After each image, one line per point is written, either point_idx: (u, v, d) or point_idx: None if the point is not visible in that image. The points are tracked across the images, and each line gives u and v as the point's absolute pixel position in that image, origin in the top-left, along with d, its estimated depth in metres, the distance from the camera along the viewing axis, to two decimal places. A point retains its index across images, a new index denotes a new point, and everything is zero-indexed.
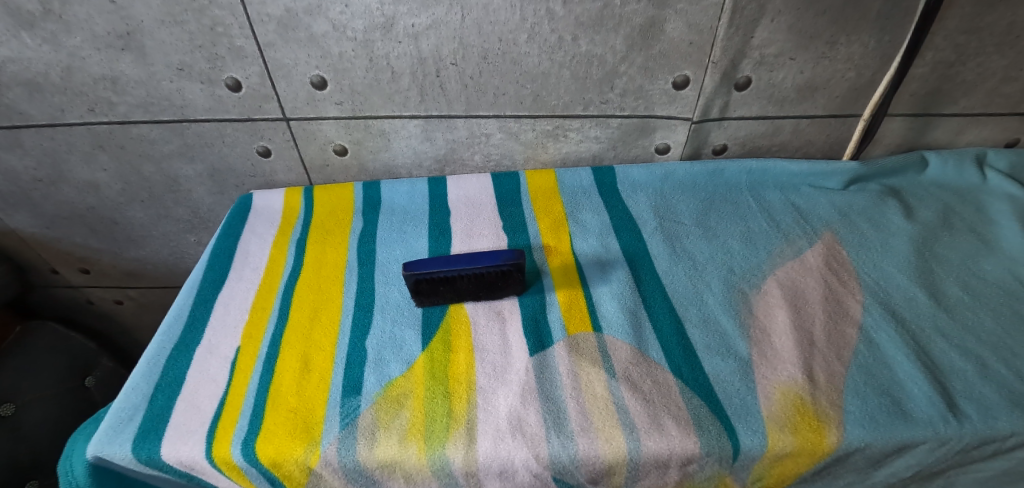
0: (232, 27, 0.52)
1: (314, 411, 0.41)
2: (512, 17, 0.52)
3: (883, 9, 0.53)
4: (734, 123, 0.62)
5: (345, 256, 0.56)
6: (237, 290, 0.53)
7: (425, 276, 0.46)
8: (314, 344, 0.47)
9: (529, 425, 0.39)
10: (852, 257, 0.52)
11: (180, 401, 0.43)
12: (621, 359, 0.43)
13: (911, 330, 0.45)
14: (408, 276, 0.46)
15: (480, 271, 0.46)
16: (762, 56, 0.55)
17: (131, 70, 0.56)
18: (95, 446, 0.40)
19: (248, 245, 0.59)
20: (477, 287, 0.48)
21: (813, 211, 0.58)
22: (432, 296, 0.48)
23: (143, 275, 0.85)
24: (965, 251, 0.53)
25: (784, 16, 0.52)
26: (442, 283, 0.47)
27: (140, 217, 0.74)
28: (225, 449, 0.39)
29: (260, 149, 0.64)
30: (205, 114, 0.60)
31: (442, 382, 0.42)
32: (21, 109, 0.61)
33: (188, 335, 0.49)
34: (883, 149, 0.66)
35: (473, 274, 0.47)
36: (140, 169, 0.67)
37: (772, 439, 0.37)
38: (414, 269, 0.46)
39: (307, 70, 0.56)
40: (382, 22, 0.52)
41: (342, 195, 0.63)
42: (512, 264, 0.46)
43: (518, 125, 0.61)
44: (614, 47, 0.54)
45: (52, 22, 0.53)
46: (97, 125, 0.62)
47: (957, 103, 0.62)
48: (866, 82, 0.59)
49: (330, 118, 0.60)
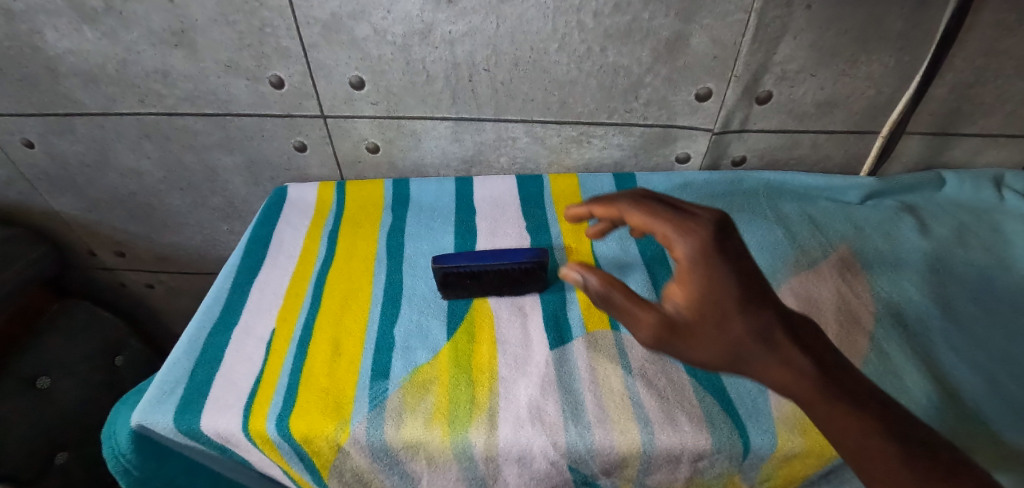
0: (279, 29, 0.55)
1: (345, 392, 0.43)
2: (544, 27, 0.54)
3: (905, 30, 0.54)
4: (753, 136, 0.64)
5: (374, 249, 0.59)
6: (272, 276, 0.56)
7: (451, 271, 0.50)
8: (344, 330, 0.49)
9: (548, 414, 0.41)
10: (866, 270, 0.54)
11: (219, 377, 0.45)
12: (638, 357, 0.45)
13: (922, 343, 0.47)
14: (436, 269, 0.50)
15: (505, 267, 0.49)
16: (784, 72, 0.57)
17: (182, 65, 0.60)
18: (140, 414, 0.43)
19: (282, 234, 0.62)
20: (501, 283, 0.51)
21: (829, 224, 0.59)
22: (454, 293, 0.51)
23: (174, 260, 0.88)
24: (979, 269, 0.54)
25: (806, 33, 0.54)
26: (468, 277, 0.50)
27: (177, 204, 0.78)
28: (261, 423, 0.41)
29: (297, 144, 0.67)
30: (247, 109, 0.64)
31: (465, 371, 0.44)
32: (76, 98, 0.65)
33: (226, 315, 0.51)
34: (900, 167, 0.67)
35: (500, 270, 0.49)
36: (182, 158, 0.71)
37: (782, 439, 0.39)
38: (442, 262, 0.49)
39: (346, 71, 0.59)
40: (420, 28, 0.54)
41: (372, 190, 0.66)
42: (536, 262, 0.49)
43: (544, 130, 0.64)
44: (640, 59, 0.56)
45: (113, 18, 0.56)
46: (145, 116, 0.66)
47: (975, 124, 0.63)
48: (885, 100, 0.60)
49: (365, 117, 0.63)
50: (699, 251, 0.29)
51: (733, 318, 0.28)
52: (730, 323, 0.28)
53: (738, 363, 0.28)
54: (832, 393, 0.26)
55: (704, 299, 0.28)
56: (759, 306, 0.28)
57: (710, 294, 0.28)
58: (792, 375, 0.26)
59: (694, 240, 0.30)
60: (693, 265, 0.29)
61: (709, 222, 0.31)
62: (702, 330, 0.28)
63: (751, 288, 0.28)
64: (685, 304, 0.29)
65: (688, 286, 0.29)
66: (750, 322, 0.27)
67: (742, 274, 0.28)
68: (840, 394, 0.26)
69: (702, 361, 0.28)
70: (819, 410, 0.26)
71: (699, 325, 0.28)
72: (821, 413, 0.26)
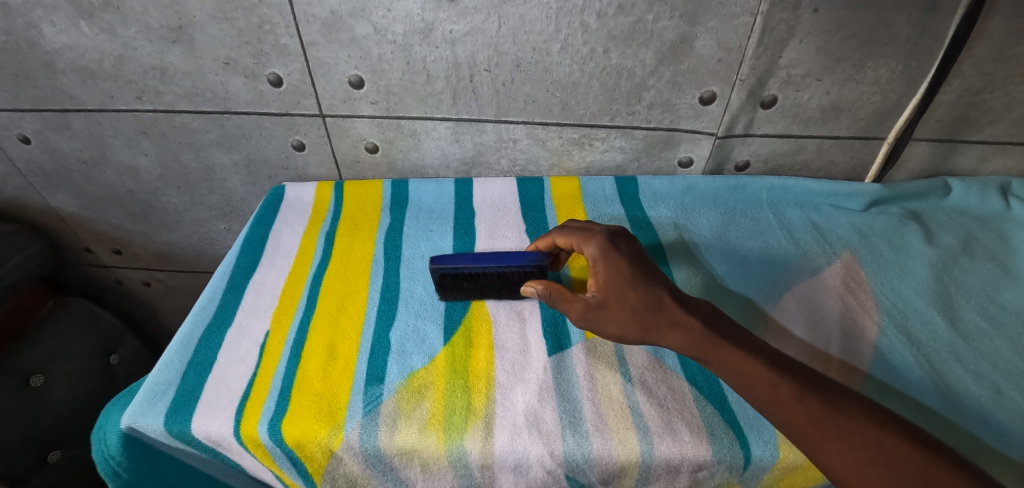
0: (279, 26, 0.55)
1: (338, 396, 0.42)
2: (546, 28, 0.53)
3: (912, 35, 0.53)
4: (757, 140, 0.63)
5: (372, 250, 0.58)
6: (268, 277, 0.55)
7: (448, 272, 0.48)
8: (340, 333, 0.48)
9: (545, 422, 0.40)
10: (871, 278, 0.53)
11: (211, 379, 0.44)
12: (638, 365, 0.44)
13: (927, 353, 0.46)
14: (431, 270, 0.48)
15: (505, 270, 0.47)
16: (789, 76, 0.56)
17: (180, 61, 0.59)
18: (130, 417, 0.42)
19: (279, 234, 0.61)
20: (500, 286, 0.49)
21: (832, 231, 0.58)
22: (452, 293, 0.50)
23: (171, 259, 0.88)
24: (985, 278, 0.53)
25: (812, 37, 0.53)
26: (466, 280, 0.49)
27: (175, 202, 0.77)
28: (253, 427, 0.41)
29: (296, 143, 0.66)
30: (246, 107, 0.63)
31: (462, 376, 0.44)
32: (73, 94, 0.64)
33: (220, 316, 0.51)
34: (905, 173, 0.66)
35: (498, 273, 0.48)
36: (180, 156, 0.70)
37: (783, 450, 0.38)
38: (439, 263, 0.48)
39: (346, 70, 0.58)
40: (421, 27, 0.54)
41: (371, 191, 0.65)
42: (536, 266, 0.47)
43: (546, 132, 0.63)
44: (644, 61, 0.56)
45: (110, 13, 0.56)
46: (142, 113, 0.65)
47: (982, 131, 0.62)
48: (891, 106, 0.59)
49: (364, 117, 0.62)
50: (597, 253, 0.43)
51: (627, 297, 0.40)
52: (626, 298, 0.40)
53: (645, 334, 0.39)
54: (727, 348, 0.36)
55: (604, 284, 0.41)
56: (652, 286, 0.40)
57: (609, 281, 0.41)
58: (683, 336, 0.38)
59: (594, 245, 0.44)
60: (593, 262, 0.43)
61: (602, 232, 0.45)
62: (610, 308, 0.40)
63: (637, 274, 0.41)
64: (594, 290, 0.42)
65: (594, 278, 0.42)
66: (641, 297, 0.40)
67: (629, 265, 0.41)
68: (733, 348, 0.36)
69: (616, 331, 0.40)
70: (726, 367, 0.36)
71: (606, 304, 0.40)
72: (724, 364, 0.36)
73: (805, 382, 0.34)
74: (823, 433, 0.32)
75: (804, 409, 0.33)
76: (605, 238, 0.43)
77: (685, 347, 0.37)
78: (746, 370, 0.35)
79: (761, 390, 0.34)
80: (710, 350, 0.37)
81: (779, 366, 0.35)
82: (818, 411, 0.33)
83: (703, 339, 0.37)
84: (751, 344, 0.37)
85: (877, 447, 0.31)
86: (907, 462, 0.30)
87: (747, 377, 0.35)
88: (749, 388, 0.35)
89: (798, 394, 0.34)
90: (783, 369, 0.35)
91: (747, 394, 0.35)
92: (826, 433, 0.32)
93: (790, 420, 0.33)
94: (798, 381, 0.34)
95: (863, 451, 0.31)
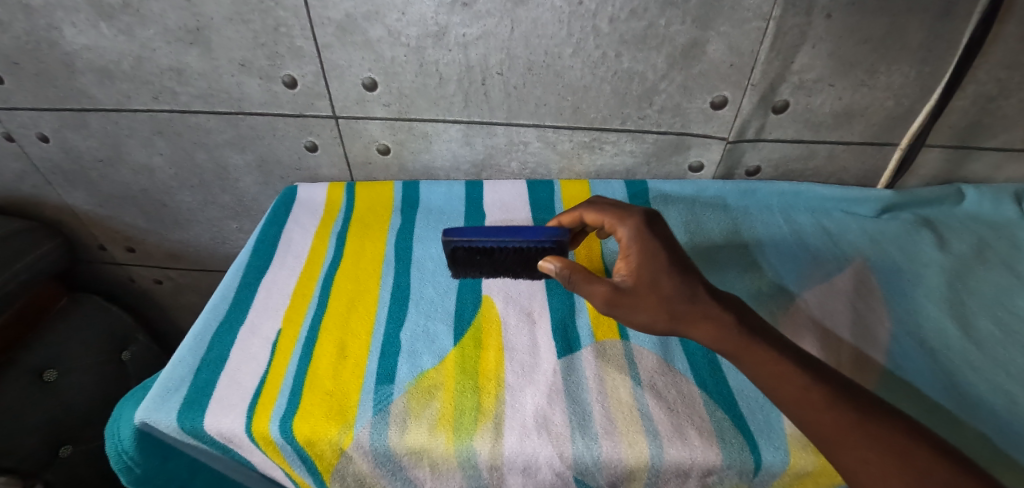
0: (294, 28, 0.56)
1: (349, 395, 0.43)
2: (558, 32, 0.54)
3: (926, 41, 0.53)
4: (768, 145, 0.63)
5: (383, 251, 0.58)
6: (279, 276, 0.56)
7: (466, 248, 0.48)
8: (350, 332, 0.49)
9: (555, 424, 0.40)
10: (883, 285, 0.52)
11: (223, 376, 0.45)
12: (647, 368, 0.44)
13: (940, 361, 0.45)
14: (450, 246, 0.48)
15: (521, 244, 0.46)
16: (801, 81, 0.56)
17: (196, 63, 0.60)
18: (143, 412, 0.42)
19: (291, 233, 0.61)
20: (515, 260, 0.48)
21: (844, 237, 0.58)
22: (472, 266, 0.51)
23: (183, 257, 0.89)
24: (999, 286, 0.53)
25: (825, 42, 0.53)
26: (480, 253, 0.48)
27: (188, 201, 0.78)
28: (264, 424, 0.41)
29: (308, 144, 0.67)
30: (260, 108, 0.64)
31: (471, 377, 0.44)
32: (91, 94, 0.65)
33: (232, 314, 0.51)
34: (918, 180, 0.66)
35: (514, 247, 0.47)
36: (194, 156, 0.71)
37: (794, 456, 0.38)
38: (454, 235, 0.47)
39: (359, 72, 0.59)
40: (434, 31, 0.54)
41: (382, 192, 0.66)
42: (555, 242, 0.46)
43: (557, 135, 0.63)
44: (655, 65, 0.56)
45: (129, 15, 0.57)
46: (158, 113, 0.66)
47: (996, 137, 0.61)
48: (904, 111, 0.59)
49: (376, 118, 0.63)
50: (632, 234, 0.43)
51: (661, 283, 0.39)
52: (659, 285, 0.39)
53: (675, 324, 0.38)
54: (757, 347, 0.36)
55: (637, 269, 0.40)
56: (688, 277, 0.39)
57: (642, 265, 0.40)
58: (714, 329, 0.37)
59: (629, 226, 0.44)
60: (627, 244, 0.42)
61: (638, 214, 0.45)
62: (641, 294, 0.39)
63: (674, 260, 0.40)
64: (626, 274, 0.41)
65: (626, 261, 0.42)
66: (676, 285, 0.39)
67: (666, 250, 0.41)
68: (764, 348, 0.36)
69: (644, 319, 0.39)
70: (754, 366, 0.36)
71: (637, 289, 0.39)
72: (754, 362, 0.36)
73: (835, 388, 0.34)
74: (847, 439, 0.32)
75: (830, 414, 0.33)
76: (642, 220, 0.43)
77: (715, 341, 0.37)
78: (774, 370, 0.35)
79: (786, 391, 0.34)
80: (738, 347, 0.36)
81: (809, 369, 0.35)
82: (845, 416, 0.32)
83: (732, 335, 0.37)
84: (784, 346, 0.36)
85: (905, 455, 0.30)
86: (936, 476, 0.29)
87: (776, 377, 0.35)
88: (775, 388, 0.35)
89: (825, 398, 0.33)
90: (814, 372, 0.35)
91: (774, 395, 0.35)
92: (851, 438, 0.32)
93: (814, 422, 0.33)
94: (827, 387, 0.34)
95: (890, 458, 0.30)
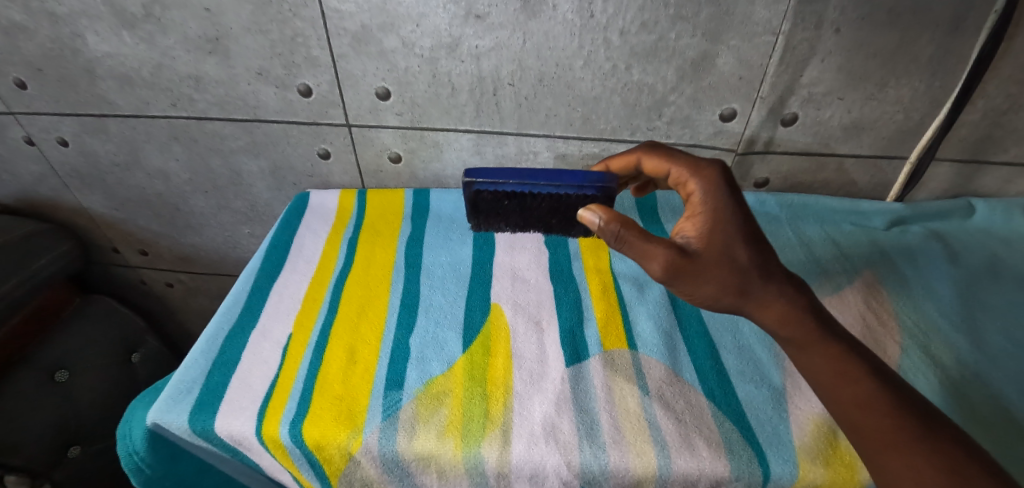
0: (311, 39, 0.57)
1: (358, 400, 0.43)
2: (570, 44, 0.54)
3: (936, 55, 0.53)
4: (777, 158, 0.63)
5: (393, 258, 0.59)
6: (291, 280, 0.57)
7: (497, 191, 0.50)
8: (360, 337, 0.49)
9: (563, 432, 0.40)
10: (892, 298, 0.52)
11: (234, 379, 0.46)
12: (655, 378, 0.44)
13: (951, 375, 0.45)
14: (478, 188, 0.49)
15: (561, 190, 0.49)
16: (810, 94, 0.57)
17: (214, 71, 0.62)
18: (155, 413, 0.43)
19: (303, 239, 0.62)
20: (550, 206, 0.51)
21: (853, 249, 0.58)
22: (500, 211, 0.53)
23: (194, 261, 0.90)
24: (1011, 301, 0.53)
25: (834, 56, 0.53)
26: (512, 197, 0.50)
27: (201, 206, 0.80)
28: (274, 428, 0.41)
29: (321, 152, 0.68)
30: (275, 116, 0.65)
31: (480, 384, 0.44)
32: (111, 100, 0.67)
33: (244, 318, 0.52)
34: (928, 193, 0.66)
35: (551, 194, 0.49)
36: (209, 161, 0.73)
37: (802, 469, 0.38)
38: (487, 178, 0.48)
39: (373, 82, 0.60)
40: (448, 42, 0.55)
41: (393, 200, 0.67)
42: (600, 189, 0.48)
43: (566, 145, 0.64)
44: (665, 77, 0.56)
45: (151, 24, 0.58)
46: (176, 119, 0.68)
47: (1007, 152, 0.61)
48: (914, 125, 0.59)
49: (389, 127, 0.64)
50: (707, 192, 0.40)
51: (736, 255, 0.37)
52: (733, 255, 0.37)
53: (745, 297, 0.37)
54: (828, 343, 0.36)
55: (710, 235, 0.38)
56: (764, 253, 0.37)
57: (717, 231, 0.38)
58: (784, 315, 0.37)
59: (705, 182, 0.40)
60: (700, 203, 0.40)
61: (717, 170, 0.41)
62: (715, 260, 0.37)
63: (751, 229, 0.38)
64: (694, 235, 0.38)
65: (696, 221, 0.39)
66: (753, 256, 0.37)
67: (744, 215, 0.38)
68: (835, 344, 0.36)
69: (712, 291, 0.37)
70: (822, 358, 0.36)
71: (707, 256, 0.37)
72: (822, 355, 0.36)
73: (900, 399, 0.33)
74: (898, 447, 0.31)
75: (890, 422, 0.32)
76: (722, 178, 0.40)
77: (781, 328, 0.37)
78: (837, 370, 0.35)
79: (847, 391, 0.34)
80: (802, 342, 0.36)
81: (878, 376, 0.35)
82: (904, 428, 0.32)
83: (799, 329, 0.36)
84: (858, 352, 0.36)
85: (957, 470, 0.30)
86: None
87: (841, 375, 0.35)
88: (836, 387, 0.35)
89: (889, 406, 0.33)
90: (882, 380, 0.34)
91: (830, 391, 0.35)
92: (905, 448, 0.31)
93: (868, 426, 0.33)
94: (891, 397, 0.33)
95: (945, 472, 0.30)
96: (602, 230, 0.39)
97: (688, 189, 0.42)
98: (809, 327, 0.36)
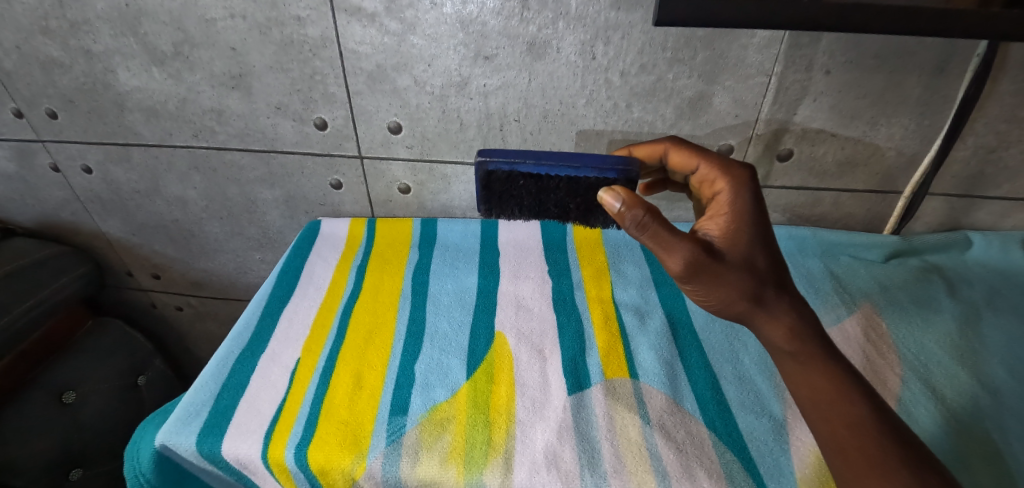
0: (328, 77, 0.60)
1: (363, 424, 0.44)
2: (573, 84, 0.57)
3: (923, 95, 0.55)
4: (774, 192, 0.65)
5: (400, 285, 0.60)
6: (300, 307, 0.58)
7: (512, 171, 0.46)
8: (366, 363, 0.50)
9: (564, 461, 0.40)
10: (891, 330, 0.53)
11: (243, 402, 0.46)
12: (656, 407, 0.45)
13: (950, 407, 0.45)
14: (490, 168, 0.47)
15: (579, 175, 0.46)
16: (804, 131, 0.59)
17: (236, 105, 0.65)
18: (164, 435, 0.44)
19: (313, 266, 0.64)
20: (565, 190, 0.47)
21: (852, 282, 0.59)
22: (513, 196, 0.48)
23: (206, 286, 0.92)
24: (1011, 334, 0.53)
25: (825, 96, 0.56)
26: (525, 178, 0.47)
27: (216, 232, 0.82)
28: (279, 451, 0.42)
29: (333, 182, 0.71)
30: (291, 147, 0.68)
31: (482, 411, 0.45)
32: (137, 130, 0.70)
33: (253, 343, 0.53)
34: (924, 226, 0.67)
35: (569, 178, 0.46)
36: (225, 190, 0.75)
37: None
38: (501, 159, 0.46)
39: (385, 117, 0.63)
40: (457, 81, 0.59)
41: (402, 229, 0.69)
42: (621, 172, 0.46)
43: None
44: (664, 115, 0.59)
45: (180, 61, 0.62)
46: (196, 149, 0.71)
47: (1000, 187, 0.62)
48: (907, 160, 0.61)
49: (399, 160, 0.67)
50: (734, 193, 0.41)
51: (756, 259, 0.38)
52: (753, 260, 0.38)
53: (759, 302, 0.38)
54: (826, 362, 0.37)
55: (734, 236, 0.39)
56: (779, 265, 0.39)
57: (741, 234, 0.39)
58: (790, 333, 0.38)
59: (734, 182, 0.42)
60: (726, 202, 0.41)
61: (747, 172, 0.42)
62: (737, 260, 0.38)
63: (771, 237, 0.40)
64: (717, 234, 0.40)
65: (720, 220, 0.40)
66: (770, 260, 0.39)
67: (767, 222, 0.40)
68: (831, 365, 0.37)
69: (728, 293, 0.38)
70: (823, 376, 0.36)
71: (730, 256, 0.38)
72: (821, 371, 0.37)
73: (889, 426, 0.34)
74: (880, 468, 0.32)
75: (875, 442, 0.33)
76: (751, 182, 0.41)
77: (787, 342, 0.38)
78: (835, 388, 0.36)
79: (840, 409, 0.35)
80: (805, 358, 0.37)
81: (871, 400, 0.35)
82: (888, 450, 0.33)
83: (803, 345, 0.38)
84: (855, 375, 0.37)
85: None
86: None
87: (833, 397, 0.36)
88: (829, 404, 0.36)
89: (877, 429, 0.34)
90: (874, 406, 0.35)
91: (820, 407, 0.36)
92: (885, 468, 0.32)
93: (853, 444, 0.34)
94: (881, 421, 0.34)
95: None
96: (622, 215, 0.38)
97: (716, 187, 0.43)
98: (811, 343, 0.37)
